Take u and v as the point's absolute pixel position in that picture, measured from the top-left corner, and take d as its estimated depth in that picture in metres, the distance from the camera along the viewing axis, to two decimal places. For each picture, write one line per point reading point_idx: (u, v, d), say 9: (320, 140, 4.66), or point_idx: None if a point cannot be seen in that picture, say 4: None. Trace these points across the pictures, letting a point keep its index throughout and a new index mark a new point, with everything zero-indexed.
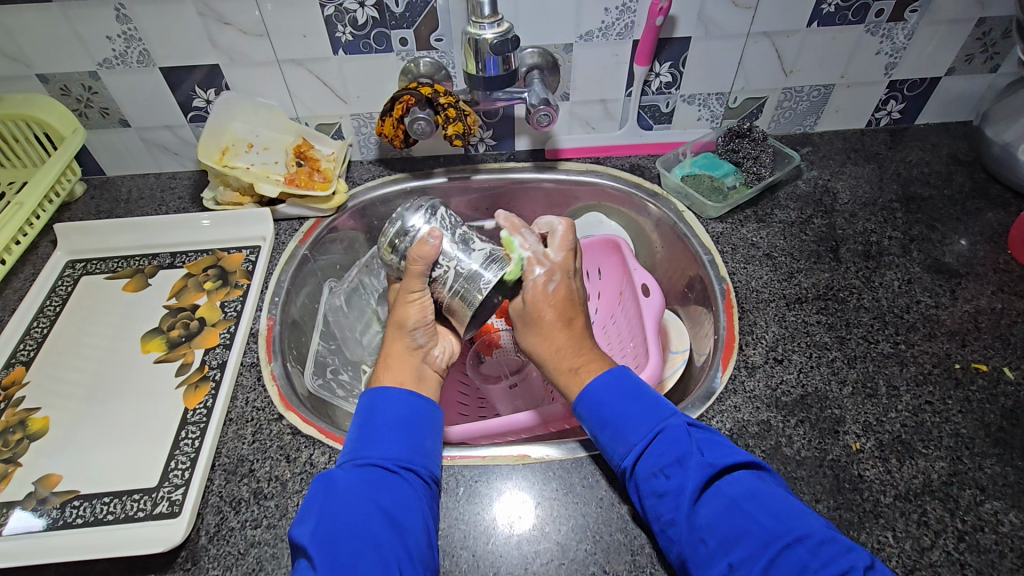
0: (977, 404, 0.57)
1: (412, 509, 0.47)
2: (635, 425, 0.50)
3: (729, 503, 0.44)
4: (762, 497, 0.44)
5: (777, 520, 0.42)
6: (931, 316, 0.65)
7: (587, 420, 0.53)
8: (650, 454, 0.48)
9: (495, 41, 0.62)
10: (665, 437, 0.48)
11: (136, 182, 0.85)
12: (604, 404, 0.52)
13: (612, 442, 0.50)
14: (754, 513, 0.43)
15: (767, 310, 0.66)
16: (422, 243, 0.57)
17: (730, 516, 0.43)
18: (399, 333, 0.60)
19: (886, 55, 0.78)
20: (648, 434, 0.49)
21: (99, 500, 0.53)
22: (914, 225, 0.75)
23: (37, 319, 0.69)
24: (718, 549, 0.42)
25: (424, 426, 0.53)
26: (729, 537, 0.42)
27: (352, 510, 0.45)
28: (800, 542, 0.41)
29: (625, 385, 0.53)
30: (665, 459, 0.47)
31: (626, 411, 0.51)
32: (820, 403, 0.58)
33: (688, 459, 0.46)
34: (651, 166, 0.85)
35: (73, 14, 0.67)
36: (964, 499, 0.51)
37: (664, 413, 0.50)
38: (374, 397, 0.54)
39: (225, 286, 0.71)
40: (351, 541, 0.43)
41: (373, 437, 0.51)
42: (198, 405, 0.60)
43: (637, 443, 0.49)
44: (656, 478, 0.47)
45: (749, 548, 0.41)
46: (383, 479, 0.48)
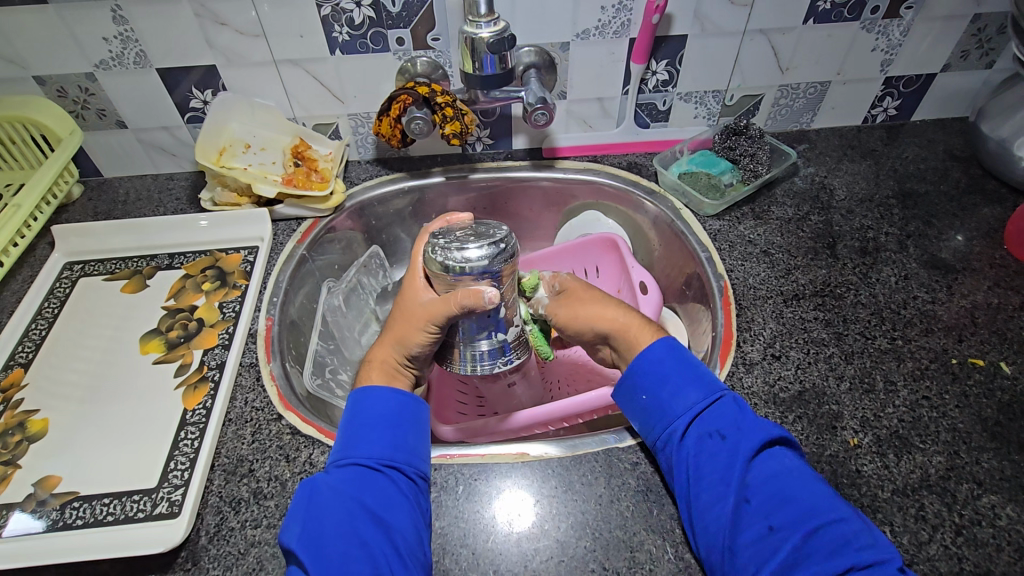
0: (974, 399, 0.57)
1: (396, 506, 0.47)
2: (695, 387, 0.51)
3: (780, 472, 0.46)
4: (806, 475, 0.47)
5: (821, 495, 0.45)
6: (927, 311, 0.65)
7: (640, 380, 0.53)
8: (709, 415, 0.50)
9: (491, 40, 0.62)
10: (724, 404, 0.50)
11: (133, 183, 0.85)
12: (669, 364, 0.53)
13: (669, 399, 0.51)
14: (802, 485, 0.46)
15: (764, 306, 0.66)
16: (478, 294, 0.53)
17: (781, 482, 0.46)
18: (393, 347, 0.59)
19: (882, 52, 0.78)
20: (708, 397, 0.51)
21: (100, 501, 0.53)
22: (911, 220, 0.75)
23: (34, 321, 0.69)
24: (761, 511, 0.45)
25: (407, 421, 0.53)
26: (777, 501, 0.45)
27: (337, 512, 0.46)
28: (841, 519, 0.43)
29: (685, 353, 0.54)
30: (722, 424, 0.49)
31: (690, 374, 0.52)
32: (818, 399, 0.58)
33: (744, 427, 0.49)
34: (648, 164, 0.85)
35: (70, 15, 0.67)
36: (961, 493, 0.51)
37: (718, 384, 0.52)
38: (356, 399, 0.54)
39: (223, 287, 0.71)
40: (337, 543, 0.44)
41: (356, 437, 0.51)
42: (198, 406, 0.60)
43: (696, 403, 0.51)
44: (711, 439, 0.49)
45: (797, 512, 0.44)
46: (367, 479, 0.48)
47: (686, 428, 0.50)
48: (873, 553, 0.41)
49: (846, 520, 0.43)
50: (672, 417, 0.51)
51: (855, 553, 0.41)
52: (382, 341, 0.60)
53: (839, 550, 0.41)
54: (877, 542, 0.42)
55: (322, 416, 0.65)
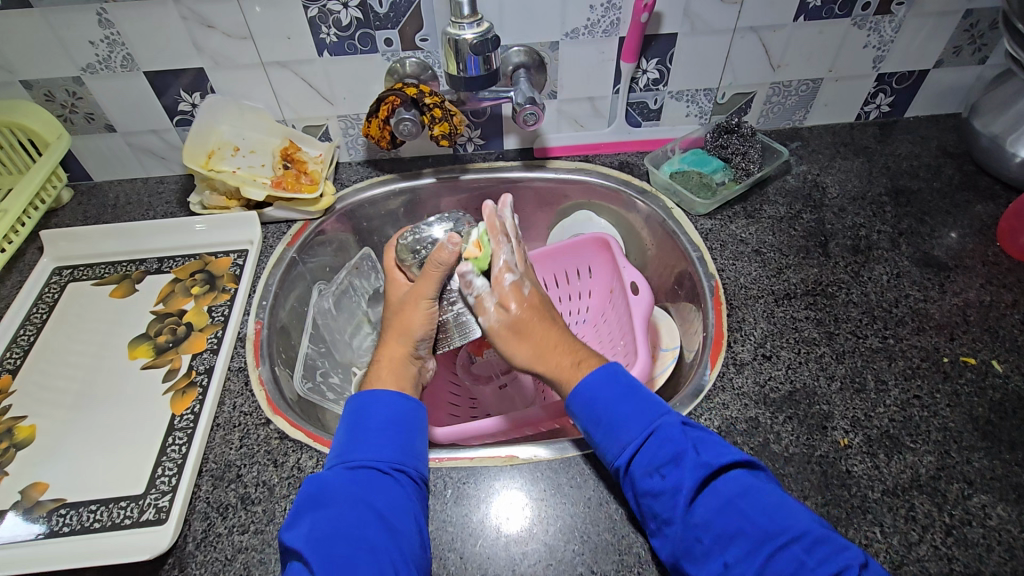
0: (965, 398, 0.57)
1: (404, 511, 0.47)
2: (631, 422, 0.49)
3: (727, 502, 0.43)
4: (758, 495, 0.43)
5: (771, 517, 0.42)
6: (919, 309, 0.65)
7: (579, 418, 0.52)
8: (646, 452, 0.47)
9: (475, 41, 0.61)
10: (659, 434, 0.48)
11: (123, 187, 0.85)
12: (600, 399, 0.51)
13: (607, 439, 0.50)
14: (750, 511, 0.42)
15: (756, 306, 0.66)
16: (442, 247, 0.58)
17: (726, 513, 0.43)
18: (401, 339, 0.60)
19: (873, 48, 0.77)
20: (644, 430, 0.48)
21: (87, 507, 0.53)
22: (903, 218, 0.75)
23: (23, 327, 0.68)
24: (713, 546, 0.42)
25: (414, 428, 0.53)
26: (725, 536, 0.42)
27: (347, 512, 0.45)
28: (795, 542, 0.40)
29: (619, 383, 0.52)
30: (661, 458, 0.46)
31: (624, 408, 0.50)
32: (808, 399, 0.58)
33: (684, 457, 0.46)
34: (640, 164, 0.85)
35: (55, 19, 0.67)
36: (951, 493, 0.51)
37: (658, 411, 0.50)
38: (362, 401, 0.54)
39: (212, 291, 0.71)
40: (348, 544, 0.43)
41: (364, 439, 0.51)
42: (186, 411, 0.60)
43: (631, 441, 0.48)
44: (652, 477, 0.46)
45: (747, 546, 0.41)
46: (376, 481, 0.48)
47: (630, 466, 0.48)
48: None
49: (801, 544, 0.40)
50: (613, 458, 0.49)
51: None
52: (391, 336, 0.60)
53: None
54: (840, 555, 0.40)
55: (312, 420, 0.65)
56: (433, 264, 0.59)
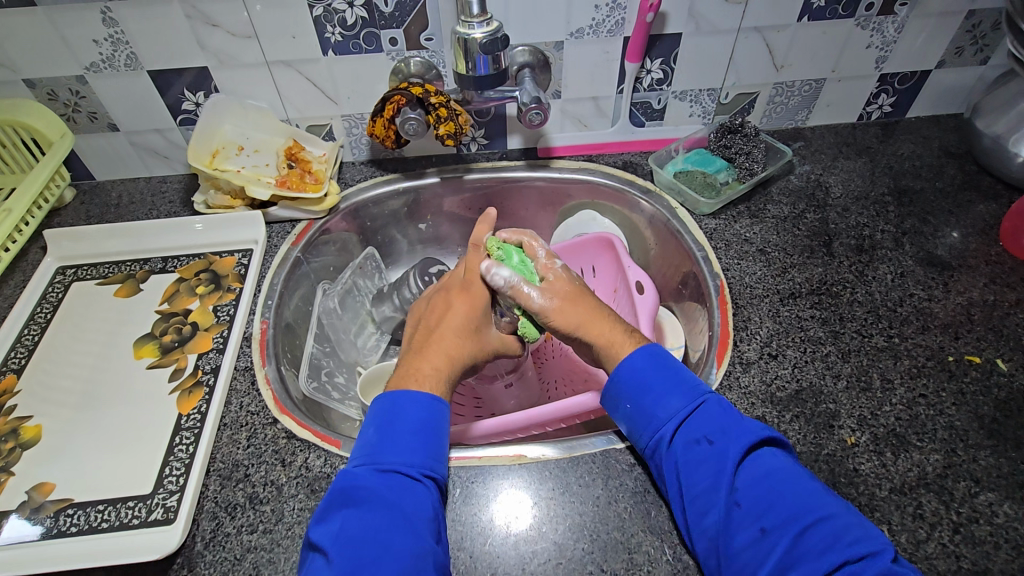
0: (970, 397, 0.57)
1: (431, 520, 0.47)
2: (678, 393, 0.51)
3: (770, 473, 0.45)
4: (796, 473, 0.46)
5: (810, 491, 0.44)
6: (924, 308, 0.65)
7: (621, 391, 0.53)
8: (692, 421, 0.49)
9: (484, 40, 0.61)
10: (708, 408, 0.50)
11: (126, 186, 0.85)
12: (649, 372, 0.53)
13: (653, 408, 0.51)
14: (790, 484, 0.44)
15: (761, 305, 0.66)
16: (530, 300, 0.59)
17: (768, 482, 0.45)
18: (449, 362, 0.57)
19: (876, 49, 0.78)
20: (691, 402, 0.51)
21: (94, 507, 0.53)
22: (907, 218, 0.75)
23: (27, 327, 0.68)
24: (752, 513, 0.44)
25: (443, 434, 0.52)
26: (765, 503, 0.44)
27: (379, 517, 0.44)
28: (834, 516, 0.42)
29: (664, 360, 0.54)
30: (708, 428, 0.48)
31: (668, 381, 0.52)
32: (815, 398, 0.58)
33: (731, 428, 0.48)
34: (643, 163, 0.85)
35: (59, 18, 0.66)
36: (958, 491, 0.51)
37: (701, 389, 0.52)
38: (391, 401, 0.52)
39: (217, 290, 0.71)
40: (381, 548, 0.43)
41: (397, 441, 0.49)
42: (192, 410, 0.60)
43: (679, 410, 0.50)
44: (698, 445, 0.48)
45: (789, 511, 0.43)
46: (407, 486, 0.47)
47: (674, 435, 0.50)
48: (863, 552, 0.39)
49: (837, 519, 0.42)
50: (657, 426, 0.51)
51: (844, 553, 0.39)
52: (434, 355, 0.57)
53: (826, 550, 0.40)
54: (872, 536, 0.41)
55: (318, 419, 0.65)
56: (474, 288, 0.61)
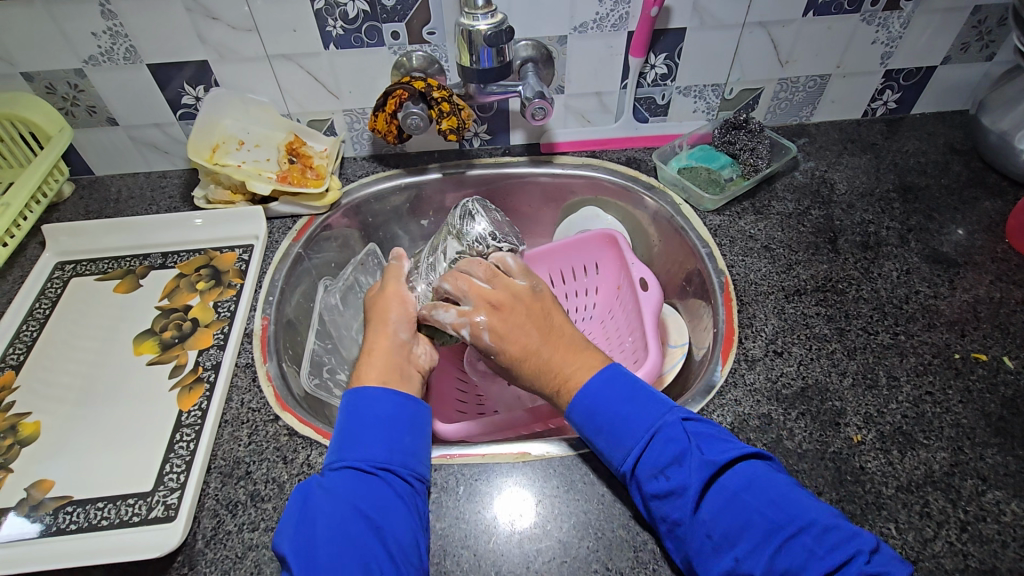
0: (977, 394, 0.57)
1: (393, 513, 0.46)
2: (632, 425, 0.49)
3: (731, 498, 0.44)
4: (764, 484, 0.44)
5: (780, 505, 0.43)
6: (930, 306, 0.65)
7: (581, 427, 0.52)
8: (650, 455, 0.47)
9: (489, 32, 0.61)
10: (663, 437, 0.48)
11: (125, 181, 0.84)
12: (598, 408, 0.51)
13: (610, 447, 0.50)
14: (755, 507, 0.43)
15: (766, 302, 0.66)
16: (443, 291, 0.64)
17: (731, 510, 0.43)
18: (395, 329, 0.59)
19: (882, 44, 0.77)
20: (647, 432, 0.48)
21: (94, 505, 0.53)
22: (912, 215, 0.74)
23: (26, 322, 0.68)
24: (722, 543, 0.43)
25: (406, 424, 0.52)
26: (734, 531, 0.43)
27: (332, 514, 0.45)
28: (802, 532, 0.42)
29: (621, 385, 0.52)
30: (663, 460, 0.46)
31: (620, 412, 0.50)
32: (820, 395, 0.58)
33: (688, 456, 0.46)
34: (647, 159, 0.84)
35: (58, 10, 0.66)
36: (966, 489, 0.51)
37: (661, 410, 0.50)
38: (351, 399, 0.52)
39: (217, 286, 0.70)
40: (333, 546, 0.43)
41: (355, 437, 0.50)
42: (193, 407, 0.59)
43: (636, 445, 0.48)
44: (656, 480, 0.46)
45: (759, 537, 0.42)
46: (365, 482, 0.47)
47: (635, 470, 0.48)
48: (835, 565, 0.40)
49: (808, 532, 0.41)
50: (617, 463, 0.49)
51: (823, 567, 0.40)
52: (385, 328, 0.59)
53: (803, 569, 0.40)
54: (847, 542, 0.41)
55: (319, 417, 0.64)
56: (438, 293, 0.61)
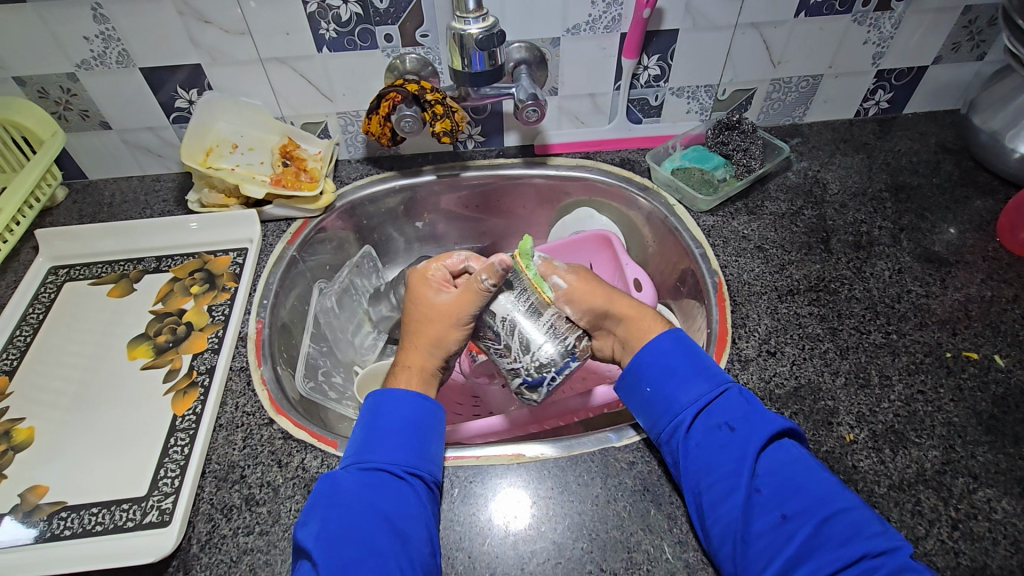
0: (968, 393, 0.57)
1: (415, 518, 0.47)
2: (701, 378, 0.52)
3: (787, 463, 0.47)
4: (814, 466, 0.48)
5: (826, 485, 0.46)
6: (921, 305, 0.65)
7: (642, 372, 0.55)
8: (717, 406, 0.51)
9: (480, 36, 0.61)
10: (731, 397, 0.51)
11: (119, 185, 0.84)
12: (672, 355, 0.54)
13: (674, 391, 0.52)
14: (810, 475, 0.46)
15: (759, 302, 0.66)
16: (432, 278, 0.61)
17: (788, 472, 0.47)
18: (428, 351, 0.59)
19: (873, 44, 0.77)
20: (714, 388, 0.52)
21: (88, 510, 0.53)
22: (904, 214, 0.75)
23: (19, 327, 0.67)
24: (772, 499, 0.45)
25: (428, 431, 0.53)
26: (785, 491, 0.45)
27: (356, 515, 0.46)
28: (850, 510, 0.44)
29: (685, 347, 0.55)
30: (730, 414, 0.50)
31: (691, 366, 0.53)
32: (813, 394, 0.58)
33: (754, 416, 0.50)
34: (641, 160, 0.84)
35: (49, 15, 0.66)
36: (957, 487, 0.51)
37: (723, 378, 0.53)
38: (377, 402, 0.54)
39: (212, 290, 0.70)
40: (357, 545, 0.44)
41: (379, 439, 0.51)
42: (188, 411, 0.59)
43: (702, 395, 0.52)
44: (720, 430, 0.49)
45: (809, 501, 0.45)
46: (387, 483, 0.48)
47: (693, 420, 0.51)
48: (881, 547, 0.41)
49: (852, 513, 0.44)
50: (677, 410, 0.51)
51: (862, 546, 0.41)
52: (416, 346, 0.59)
53: (847, 542, 0.42)
54: (888, 535, 0.43)
55: (315, 419, 0.64)
56: (472, 284, 0.57)
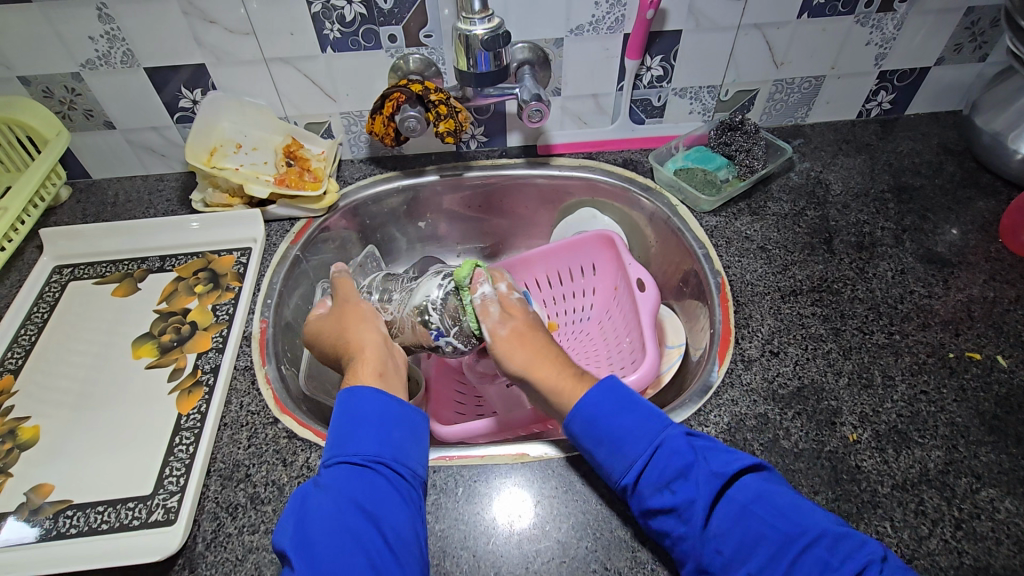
0: (972, 393, 0.58)
1: (397, 510, 0.47)
2: (633, 442, 0.49)
3: (741, 510, 0.44)
4: (773, 498, 0.45)
5: (793, 509, 0.44)
6: (924, 306, 0.65)
7: (581, 437, 0.51)
8: (653, 469, 0.47)
9: (486, 37, 0.61)
10: (666, 450, 0.48)
11: (123, 184, 0.84)
12: (602, 417, 0.50)
13: (612, 457, 0.49)
14: (768, 518, 0.44)
15: (762, 302, 0.66)
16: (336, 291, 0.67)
17: (743, 523, 0.44)
18: (369, 330, 0.61)
19: (876, 46, 0.78)
20: (646, 450, 0.48)
21: (93, 509, 0.53)
22: (906, 215, 0.75)
23: (24, 326, 0.68)
24: (733, 557, 0.43)
25: (401, 425, 0.52)
26: (744, 546, 0.43)
27: (329, 513, 0.46)
28: (818, 541, 0.42)
29: (618, 397, 0.51)
30: (670, 473, 0.46)
31: (623, 424, 0.49)
32: (817, 395, 0.58)
33: (693, 470, 0.46)
34: (644, 160, 0.85)
35: (54, 14, 0.66)
36: (960, 487, 0.52)
37: (659, 425, 0.49)
38: (344, 402, 0.52)
39: (216, 290, 0.70)
40: (332, 541, 0.44)
41: (349, 439, 0.50)
42: (192, 410, 0.59)
43: (636, 458, 0.48)
44: (663, 493, 0.46)
45: (772, 551, 0.42)
46: (359, 478, 0.48)
47: (637, 486, 0.47)
48: (856, 571, 0.40)
49: (823, 543, 0.42)
50: (619, 478, 0.48)
51: None
52: (359, 334, 0.61)
53: (822, 575, 0.41)
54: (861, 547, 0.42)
55: (318, 419, 0.64)
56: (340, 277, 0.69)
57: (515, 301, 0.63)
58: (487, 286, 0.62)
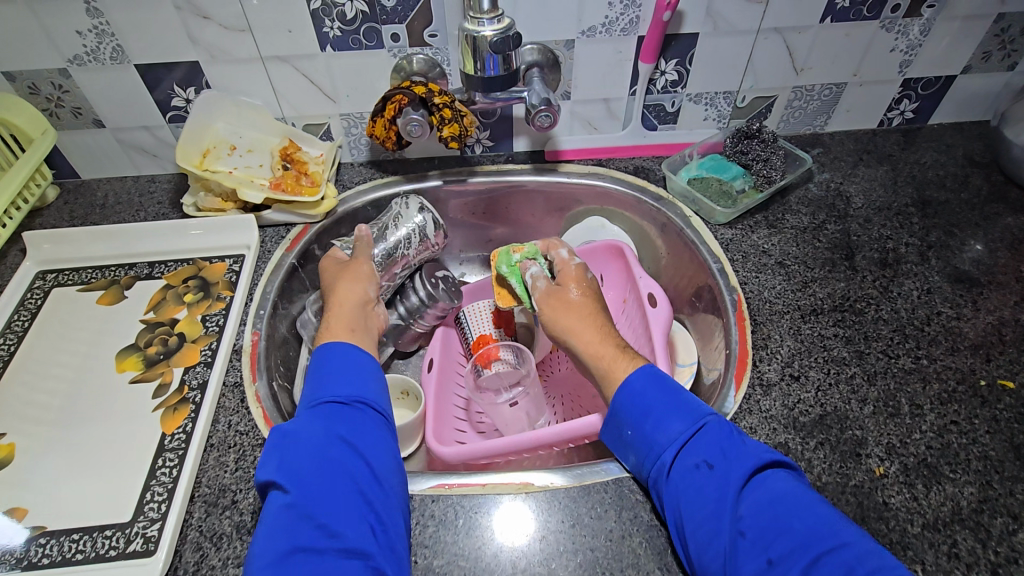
0: (1004, 424, 0.54)
1: (374, 441, 0.48)
2: (679, 415, 0.49)
3: (775, 499, 0.43)
4: (805, 498, 0.43)
5: (820, 518, 0.42)
6: (952, 327, 0.62)
7: (622, 414, 0.52)
8: (693, 445, 0.47)
9: (495, 39, 0.58)
10: (709, 431, 0.48)
11: (112, 185, 0.81)
12: (649, 392, 0.51)
13: (653, 432, 0.49)
14: (798, 511, 0.42)
15: (781, 323, 0.63)
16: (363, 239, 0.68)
17: (773, 510, 0.43)
18: (348, 283, 0.63)
19: (901, 52, 0.74)
20: (693, 424, 0.49)
21: (68, 537, 0.49)
22: (932, 230, 0.72)
23: (3, 336, 0.64)
24: (758, 544, 0.42)
25: (371, 372, 0.54)
26: (770, 533, 0.42)
27: (313, 443, 0.46)
28: (844, 546, 0.40)
29: (662, 381, 0.52)
30: (708, 452, 0.47)
31: (669, 404, 0.50)
32: (840, 423, 0.55)
33: (733, 452, 0.46)
34: (656, 168, 0.81)
35: (40, 7, 0.62)
36: (996, 528, 0.48)
37: (704, 410, 0.50)
38: (322, 353, 0.55)
39: (206, 299, 0.67)
40: (318, 470, 0.45)
41: (325, 381, 0.52)
42: (177, 430, 0.56)
43: (680, 432, 0.48)
44: (696, 470, 0.46)
45: (796, 541, 0.41)
46: (340, 412, 0.49)
47: (674, 460, 0.48)
48: None
49: (849, 549, 0.40)
50: (658, 452, 0.48)
51: None
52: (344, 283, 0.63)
53: None
54: (890, 568, 0.38)
55: None
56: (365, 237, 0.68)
57: (578, 276, 0.63)
58: (535, 266, 0.65)
